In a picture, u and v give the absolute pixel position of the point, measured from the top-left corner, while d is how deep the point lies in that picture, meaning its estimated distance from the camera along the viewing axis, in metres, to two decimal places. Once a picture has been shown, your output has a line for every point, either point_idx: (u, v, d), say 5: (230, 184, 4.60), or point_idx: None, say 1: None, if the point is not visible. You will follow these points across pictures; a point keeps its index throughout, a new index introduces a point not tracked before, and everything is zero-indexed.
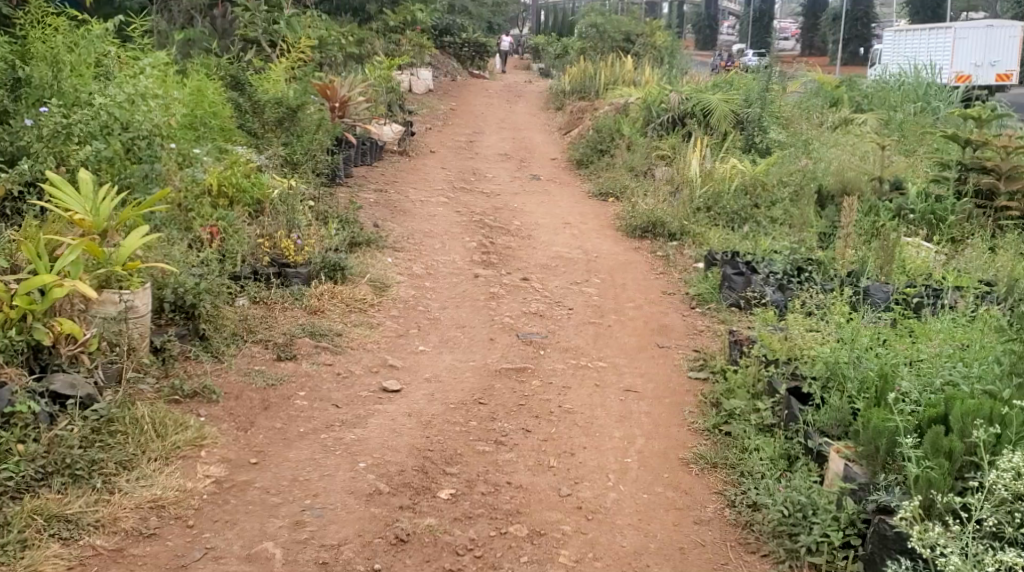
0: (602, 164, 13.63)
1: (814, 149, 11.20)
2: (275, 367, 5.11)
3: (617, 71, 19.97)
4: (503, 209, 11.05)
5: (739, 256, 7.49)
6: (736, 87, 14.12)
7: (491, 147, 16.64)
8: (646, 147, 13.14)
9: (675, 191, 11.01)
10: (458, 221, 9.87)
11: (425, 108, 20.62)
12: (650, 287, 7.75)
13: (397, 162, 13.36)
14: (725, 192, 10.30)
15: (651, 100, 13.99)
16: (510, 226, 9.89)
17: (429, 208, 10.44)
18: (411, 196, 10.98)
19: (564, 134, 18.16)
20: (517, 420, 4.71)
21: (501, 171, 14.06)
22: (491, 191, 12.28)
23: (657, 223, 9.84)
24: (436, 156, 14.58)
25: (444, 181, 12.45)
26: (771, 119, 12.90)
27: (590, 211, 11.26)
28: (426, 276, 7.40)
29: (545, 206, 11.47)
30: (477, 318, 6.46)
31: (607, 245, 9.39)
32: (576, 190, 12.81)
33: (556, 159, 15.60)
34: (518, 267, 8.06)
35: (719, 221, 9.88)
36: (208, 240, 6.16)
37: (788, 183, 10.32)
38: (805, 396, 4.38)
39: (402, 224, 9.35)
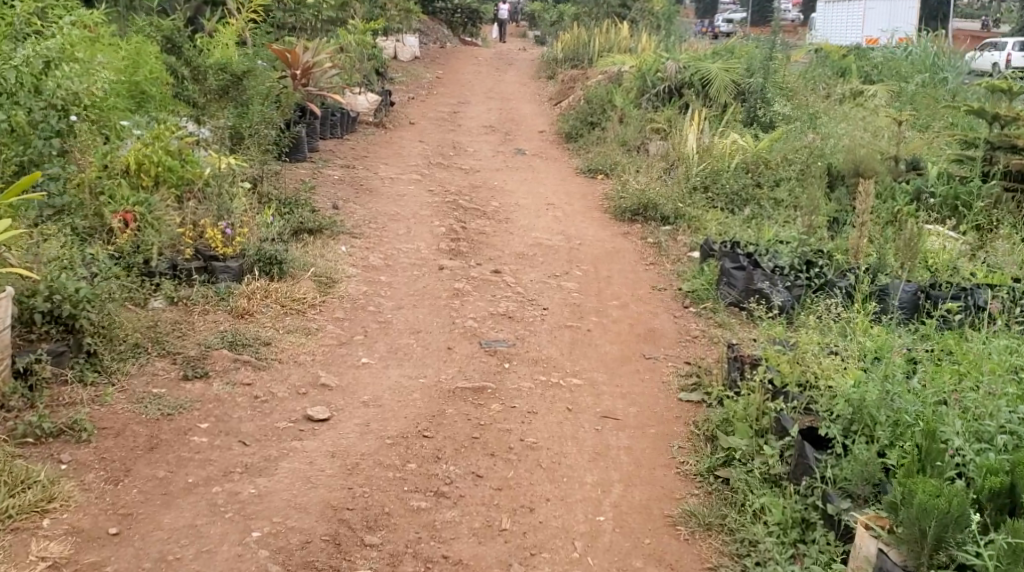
0: (593, 138, 12.70)
1: (822, 123, 10.28)
2: (179, 390, 4.23)
3: (612, 37, 18.94)
4: (483, 188, 10.17)
5: (739, 248, 6.62)
6: (736, 55, 13.16)
7: (476, 119, 15.69)
8: (639, 119, 12.21)
9: (669, 170, 10.10)
10: (431, 202, 8.98)
11: (409, 76, 19.72)
12: (637, 282, 6.89)
13: (371, 135, 12.46)
14: (724, 171, 9.40)
15: (646, 69, 13.05)
16: (487, 210, 9.00)
17: (400, 187, 9.55)
18: (382, 173, 10.08)
19: (556, 105, 17.19)
20: (467, 460, 3.85)
21: (484, 144, 13.15)
22: (471, 167, 11.39)
23: (648, 205, 8.95)
24: (415, 129, 13.66)
25: (421, 157, 11.55)
26: (776, 90, 11.95)
27: (577, 191, 10.38)
28: (384, 269, 6.53)
29: (528, 186, 10.58)
30: (436, 322, 5.59)
31: (592, 230, 8.51)
32: (564, 167, 11.91)
33: (545, 132, 14.66)
34: (491, 257, 7.19)
35: (717, 204, 8.99)
36: (121, 229, 5.33)
37: (793, 161, 9.43)
38: (819, 439, 3.56)
39: (367, 206, 8.45)
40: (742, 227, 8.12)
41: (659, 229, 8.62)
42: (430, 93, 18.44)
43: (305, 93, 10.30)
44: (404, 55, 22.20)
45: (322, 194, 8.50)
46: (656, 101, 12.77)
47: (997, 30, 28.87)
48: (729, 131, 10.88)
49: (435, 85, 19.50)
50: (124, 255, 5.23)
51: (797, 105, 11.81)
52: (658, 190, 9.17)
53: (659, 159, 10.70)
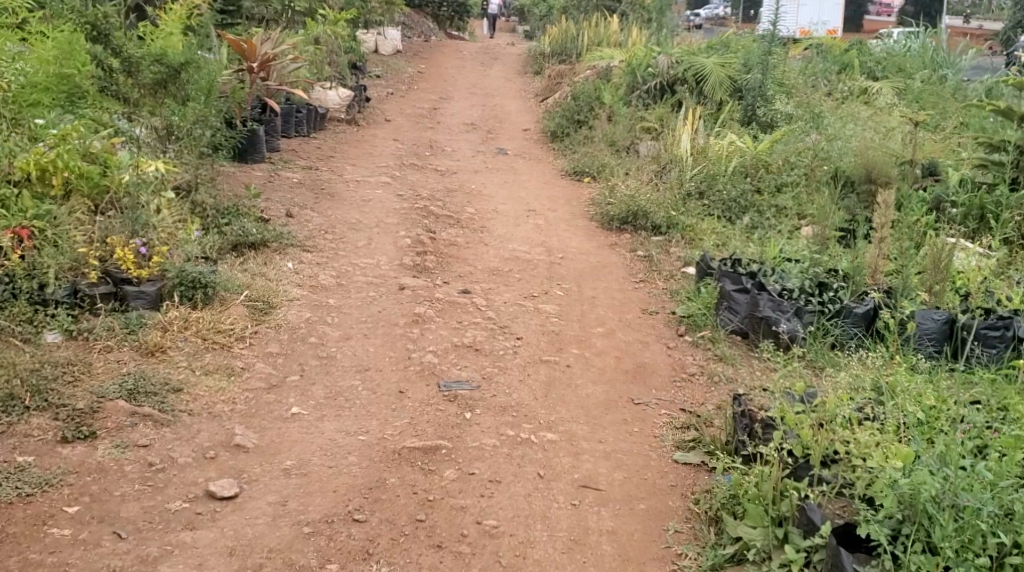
0: (580, 138, 11.87)
1: (827, 124, 9.49)
2: (50, 460, 3.46)
3: (602, 32, 18.10)
4: (458, 192, 9.35)
5: (739, 266, 5.81)
6: (732, 50, 12.35)
7: (458, 117, 14.86)
8: (629, 118, 11.42)
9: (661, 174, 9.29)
10: (395, 209, 8.13)
11: (390, 72, 18.93)
12: (625, 303, 6.06)
13: (342, 133, 11.64)
14: (721, 176, 8.61)
15: (636, 64, 12.25)
16: (461, 217, 8.18)
17: (366, 191, 8.71)
18: (348, 175, 9.26)
19: (543, 102, 16.34)
20: (404, 559, 3.11)
21: (464, 144, 12.34)
22: (448, 169, 10.57)
23: (638, 214, 8.11)
24: (391, 127, 12.84)
25: (394, 157, 10.72)
26: (776, 87, 11.13)
27: (561, 195, 9.56)
28: (335, 289, 5.69)
29: (508, 189, 9.77)
30: (388, 356, 4.76)
31: (575, 241, 7.70)
32: (549, 169, 11.09)
33: (530, 131, 13.84)
34: (460, 274, 6.36)
35: (713, 212, 8.19)
36: (12, 248, 4.53)
37: (796, 164, 8.65)
38: (857, 541, 2.93)
39: (327, 213, 7.61)
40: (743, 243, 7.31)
41: (650, 239, 7.81)
42: (411, 90, 17.62)
43: (265, 88, 9.48)
44: (386, 49, 21.36)
45: (276, 201, 7.65)
46: (647, 98, 11.96)
47: (999, 26, 28.07)
48: (727, 130, 10.07)
49: (417, 81, 18.67)
50: (13, 281, 4.43)
51: (799, 104, 10.99)
52: (650, 196, 8.38)
53: (651, 161, 9.92)
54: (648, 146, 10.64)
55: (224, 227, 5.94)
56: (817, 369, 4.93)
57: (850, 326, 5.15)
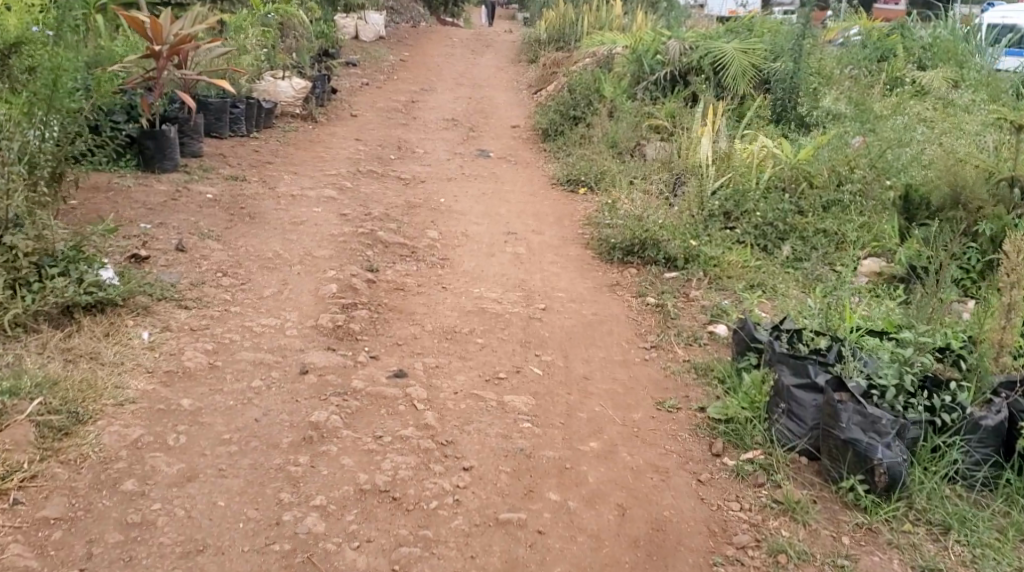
0: (576, 139, 10.04)
1: (881, 128, 7.69)
2: None
3: (603, 15, 16.23)
4: (422, 208, 7.54)
5: (799, 342, 3.99)
6: (757, 32, 10.45)
7: (439, 111, 13.04)
8: (634, 115, 9.69)
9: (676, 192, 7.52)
10: (328, 235, 6.24)
11: (368, 61, 17.18)
12: (630, 390, 4.20)
13: (293, 134, 9.82)
14: (754, 190, 6.82)
15: (643, 52, 10.44)
16: (418, 245, 6.35)
17: (300, 209, 6.85)
18: (283, 186, 7.38)
19: (536, 94, 14.51)
20: None
21: (439, 143, 10.55)
22: (415, 176, 8.76)
23: (648, 243, 6.23)
24: (356, 125, 11.03)
25: (351, 161, 8.90)
26: (813, 79, 9.26)
27: (549, 212, 7.76)
28: (201, 377, 3.87)
29: (484, 203, 7.96)
30: (238, 524, 3.02)
31: (565, 280, 5.86)
32: (538, 177, 9.27)
33: (519, 127, 12.04)
34: (400, 342, 4.54)
35: (744, 238, 6.45)
36: None
37: (848, 177, 6.85)
38: None
39: (238, 244, 5.80)
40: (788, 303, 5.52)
41: (661, 276, 6.02)
42: (391, 81, 15.80)
43: (181, 78, 7.48)
44: (366, 35, 19.54)
45: (172, 229, 5.87)
46: (656, 91, 10.17)
47: None
48: (758, 130, 8.30)
49: (398, 71, 16.86)
50: None
51: (839, 100, 9.14)
52: (663, 215, 6.62)
53: (661, 168, 8.21)
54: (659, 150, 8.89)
55: (48, 280, 4.16)
56: (937, 533, 3.22)
57: (975, 450, 3.44)
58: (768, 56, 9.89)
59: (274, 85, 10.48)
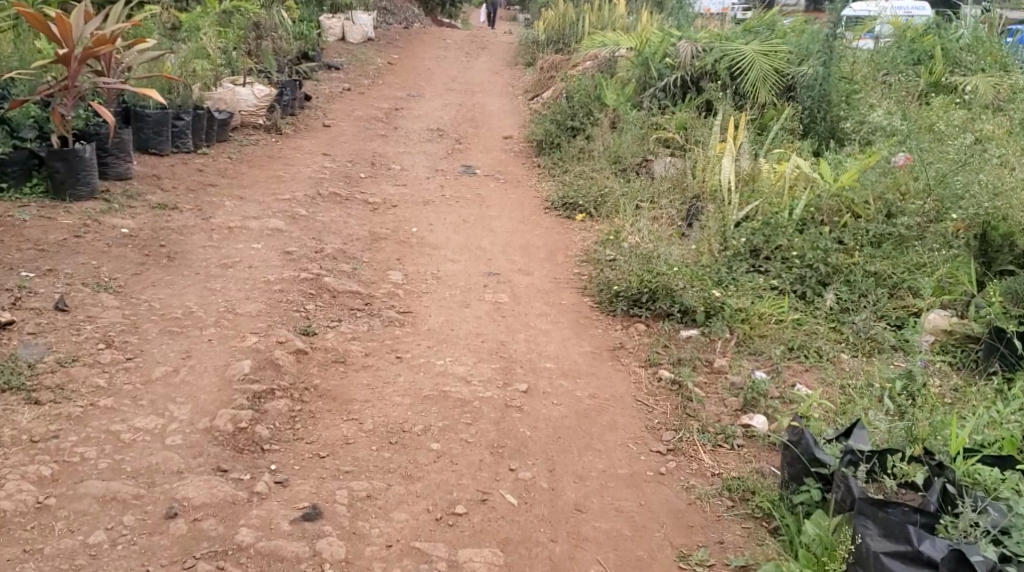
0: (575, 154, 8.87)
1: (933, 148, 6.54)
2: None
3: (605, 15, 15.06)
4: (389, 241, 6.35)
5: (883, 474, 3.00)
6: (780, 31, 9.21)
7: (424, 120, 11.84)
8: (639, 125, 8.63)
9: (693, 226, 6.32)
10: (253, 286, 4.99)
11: (355, 64, 16.05)
12: (642, 534, 3.15)
13: (252, 149, 8.65)
14: (787, 221, 5.63)
15: (650, 57, 9.25)
16: (373, 293, 5.14)
17: (235, 246, 5.65)
18: (220, 216, 6.18)
19: (533, 100, 13.30)
20: None
21: (419, 157, 9.37)
22: (387, 198, 7.57)
23: (661, 291, 5.00)
24: (328, 137, 9.84)
25: (314, 181, 7.71)
26: (846, 84, 8.07)
27: (540, 244, 6.56)
28: (13, 531, 2.87)
29: (463, 233, 6.75)
30: None
31: (554, 345, 4.66)
32: (530, 198, 8.08)
33: (512, 138, 10.85)
34: (323, 452, 3.35)
35: (778, 283, 5.27)
36: None
37: (902, 207, 5.68)
38: None
39: (141, 299, 4.63)
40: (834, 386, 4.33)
41: (676, 334, 4.84)
42: (376, 86, 14.59)
43: (101, 87, 6.24)
44: (354, 36, 18.30)
45: (61, 277, 4.71)
46: (664, 99, 9.00)
47: None
48: (786, 147, 7.13)
49: (387, 75, 15.67)
50: None
51: (876, 112, 7.94)
52: (675, 256, 5.46)
53: (672, 191, 7.07)
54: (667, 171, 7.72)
55: None
56: None
57: None
58: (793, 58, 8.66)
59: (234, 91, 9.26)
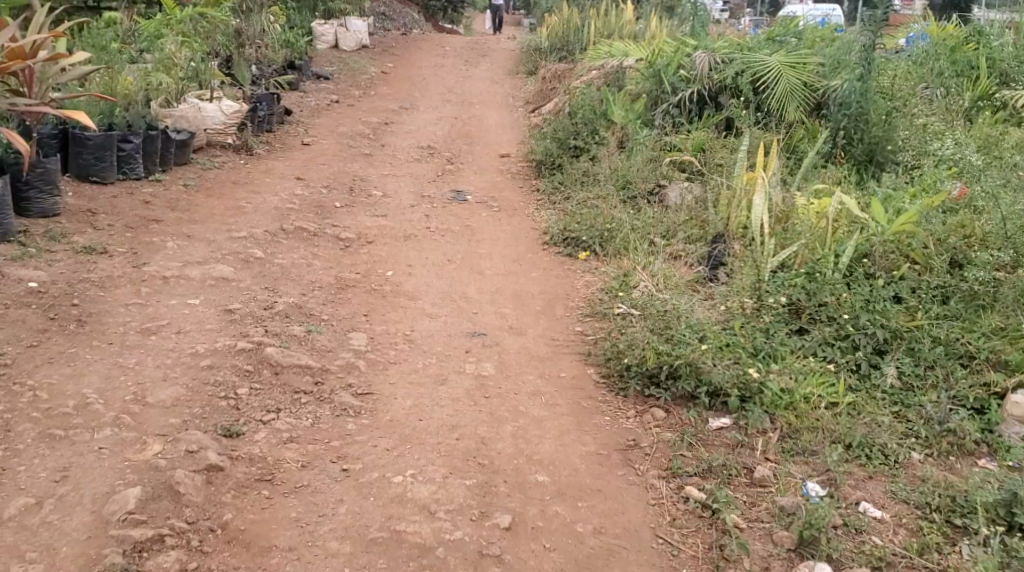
0: (577, 177, 7.91)
1: (998, 180, 5.59)
2: None
3: (611, 21, 14.16)
4: (357, 290, 5.38)
5: None
6: (807, 39, 8.26)
7: (415, 136, 10.88)
8: (650, 147, 7.69)
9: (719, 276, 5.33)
10: (172, 363, 4.00)
11: (347, 74, 15.11)
12: None
13: (216, 174, 7.71)
14: (833, 273, 4.67)
15: (664, 67, 8.28)
16: (326, 366, 4.14)
17: (164, 303, 4.69)
18: (155, 263, 5.21)
19: (533, 113, 12.35)
20: None
21: (405, 180, 8.42)
22: (362, 233, 6.59)
23: (685, 366, 4.02)
24: (305, 157, 8.89)
25: (278, 212, 6.75)
26: (885, 100, 7.15)
27: (536, 293, 5.59)
28: None
29: (446, 279, 5.76)
30: None
31: (549, 445, 3.59)
32: (527, 231, 7.11)
33: (509, 157, 9.89)
34: None
35: (826, 352, 4.30)
36: None
37: (976, 254, 4.70)
38: None
39: (25, 383, 3.67)
40: (914, 509, 3.39)
41: (702, 422, 3.86)
42: (367, 98, 13.64)
43: (16, 110, 5.31)
44: (348, 42, 17.33)
45: None
46: (679, 116, 8.05)
47: None
48: (822, 177, 6.19)
49: (379, 85, 14.73)
50: None
51: (921, 135, 7.00)
52: (699, 317, 4.50)
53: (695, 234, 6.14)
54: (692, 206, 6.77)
55: None
56: None
57: None
58: (823, 70, 7.74)
59: (198, 108, 8.31)
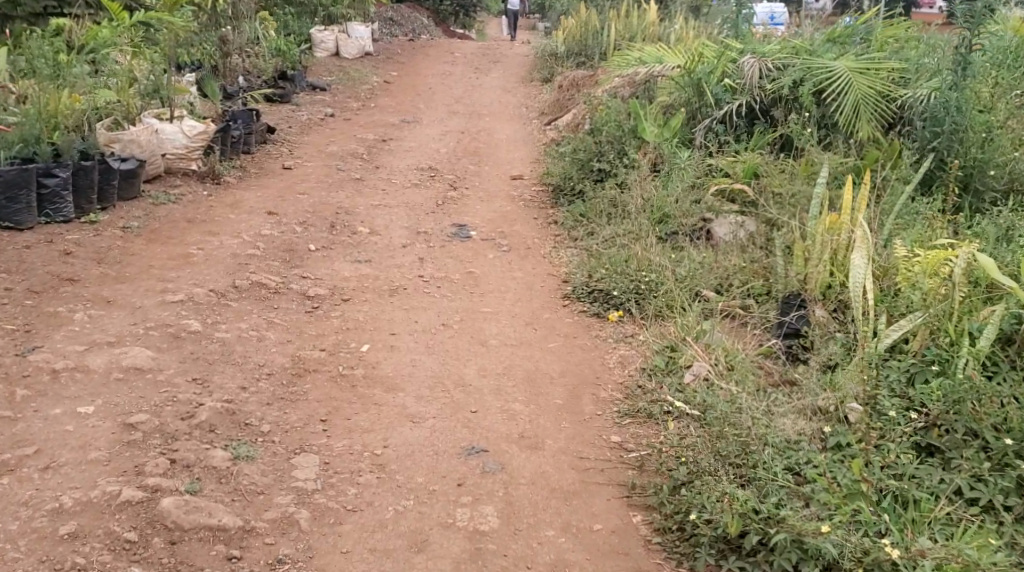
0: (604, 209, 6.58)
1: None
2: None
3: (633, 22, 12.88)
4: (318, 377, 4.06)
5: None
6: (877, 38, 6.93)
7: (415, 155, 9.57)
8: (693, 175, 6.41)
9: (799, 357, 4.22)
10: (16, 530, 2.85)
11: (346, 84, 13.85)
12: None
13: (170, 210, 6.43)
14: (975, 370, 3.35)
15: (705, 76, 6.95)
16: (248, 526, 2.96)
17: (39, 417, 3.39)
18: (46, 351, 3.92)
19: (548, 126, 11.07)
20: None
21: (398, 211, 7.13)
22: (336, 287, 5.28)
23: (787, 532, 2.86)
24: (282, 184, 7.60)
25: (235, 261, 5.46)
26: (985, 113, 5.82)
27: (555, 375, 4.25)
28: None
29: (438, 355, 4.43)
30: None
31: None
32: (542, 277, 5.78)
33: (521, 179, 8.58)
34: None
35: (980, 492, 3.00)
36: None
37: None
38: None
39: None
40: None
41: None
42: (365, 110, 12.33)
43: None
44: (349, 50, 15.96)
45: None
46: (724, 134, 6.74)
47: None
48: (920, 216, 4.88)
49: (381, 95, 13.47)
50: None
51: None
52: (791, 435, 3.25)
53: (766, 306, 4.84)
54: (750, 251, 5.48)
55: None
56: None
57: None
58: (902, 78, 6.41)
59: (155, 130, 7.02)
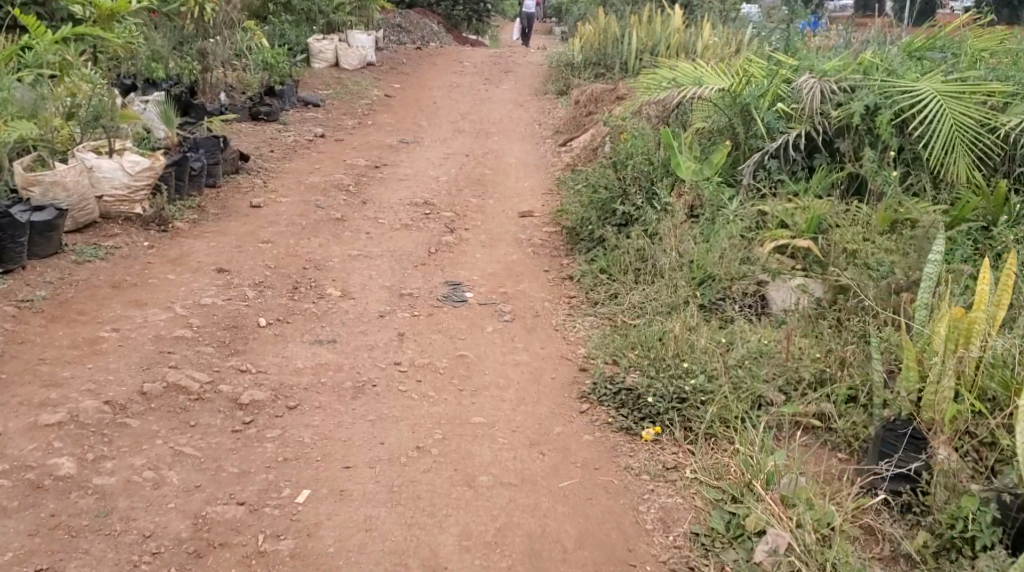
0: (631, 264, 5.28)
1: None
2: None
3: (656, 28, 11.59)
4: (223, 559, 2.95)
5: None
6: (966, 51, 5.67)
7: (410, 185, 8.31)
8: (743, 224, 5.12)
9: (915, 518, 3.02)
10: None
11: (343, 99, 12.61)
12: None
13: (94, 269, 5.22)
14: None
15: (753, 100, 5.68)
16: None
17: None
18: None
19: (564, 149, 9.77)
20: None
21: (380, 264, 5.87)
22: (281, 386, 3.97)
23: None
24: (245, 229, 6.37)
25: (154, 348, 4.21)
26: None
27: (570, 547, 3.06)
28: None
29: (406, 509, 3.17)
30: None
31: None
32: (554, 362, 4.39)
33: (531, 217, 7.29)
34: None
35: None
36: None
37: None
38: None
39: None
40: None
41: None
42: (360, 130, 11.05)
43: None
44: (351, 60, 14.55)
45: None
46: (779, 172, 5.48)
47: None
48: None
49: (381, 112, 12.21)
50: None
51: None
52: None
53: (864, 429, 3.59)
54: (824, 335, 4.23)
55: None
56: None
57: None
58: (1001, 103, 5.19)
59: (85, 168, 5.82)
